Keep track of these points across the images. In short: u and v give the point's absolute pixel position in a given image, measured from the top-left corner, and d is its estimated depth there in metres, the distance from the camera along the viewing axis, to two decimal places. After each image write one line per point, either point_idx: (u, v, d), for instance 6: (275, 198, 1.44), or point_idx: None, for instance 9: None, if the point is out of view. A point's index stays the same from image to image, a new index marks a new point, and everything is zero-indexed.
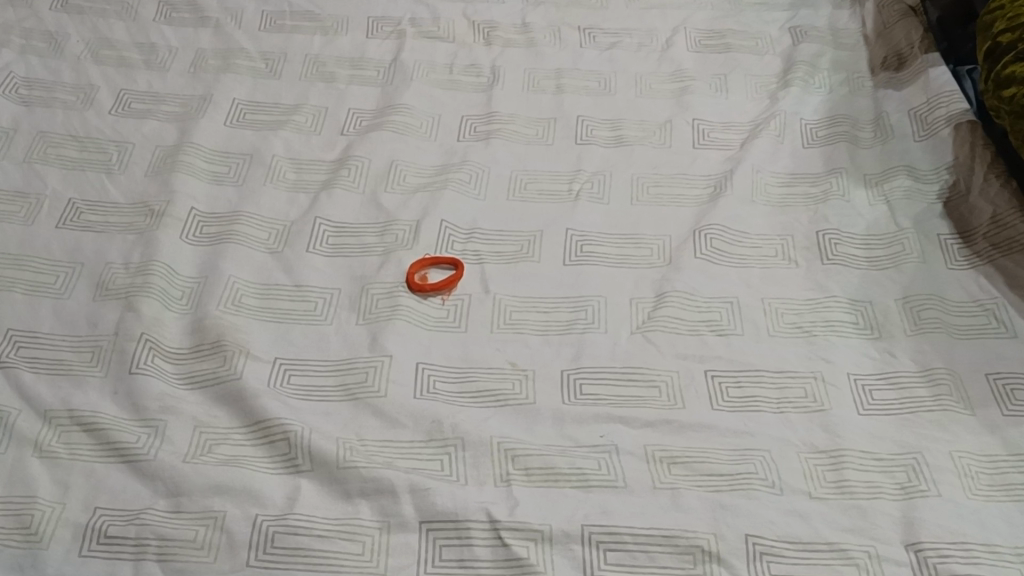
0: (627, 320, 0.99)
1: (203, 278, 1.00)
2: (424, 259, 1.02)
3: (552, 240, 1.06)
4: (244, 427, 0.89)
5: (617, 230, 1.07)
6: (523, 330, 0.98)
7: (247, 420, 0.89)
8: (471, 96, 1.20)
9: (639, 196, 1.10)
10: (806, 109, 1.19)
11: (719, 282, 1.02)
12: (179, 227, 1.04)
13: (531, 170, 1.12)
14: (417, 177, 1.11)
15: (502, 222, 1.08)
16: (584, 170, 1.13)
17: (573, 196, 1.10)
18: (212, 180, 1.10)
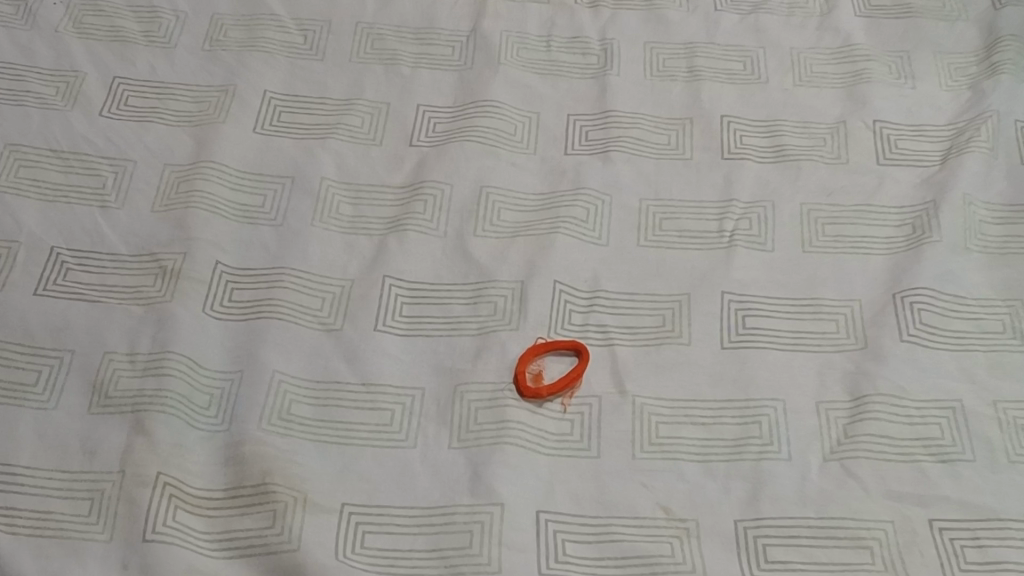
0: (814, 439, 0.73)
1: (237, 375, 0.74)
2: (538, 346, 0.75)
3: (703, 311, 0.79)
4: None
5: (788, 292, 0.80)
6: (676, 457, 0.72)
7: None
8: (578, 87, 0.91)
9: (812, 241, 0.83)
10: (1022, 106, 0.90)
11: (933, 377, 0.76)
12: (202, 297, 0.77)
13: (667, 198, 0.84)
14: (515, 212, 0.83)
15: (634, 280, 0.80)
16: (737, 200, 0.84)
17: (725, 240, 0.82)
18: (241, 217, 0.82)
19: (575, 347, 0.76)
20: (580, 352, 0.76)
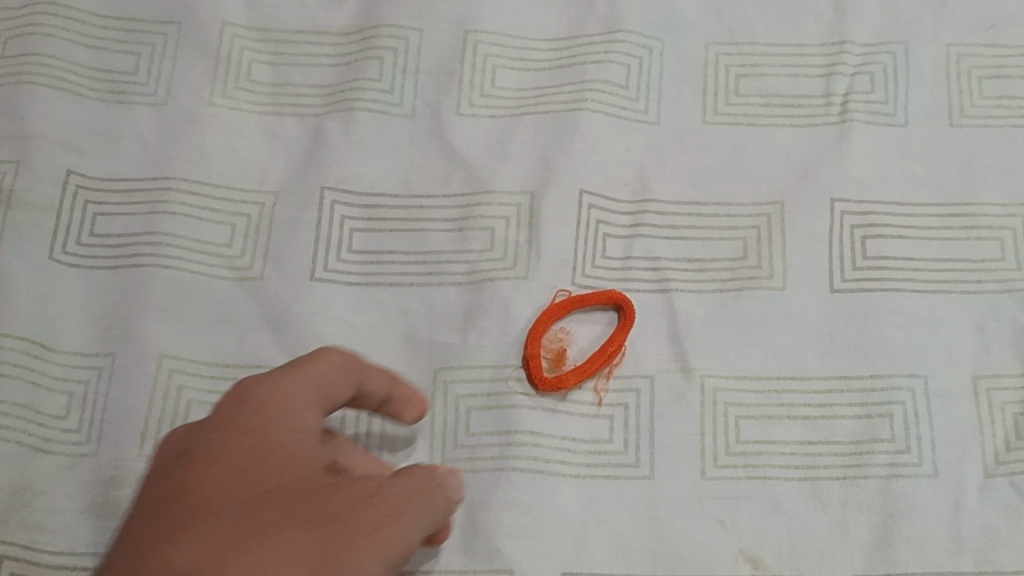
0: (972, 441, 0.49)
1: (107, 365, 0.49)
2: (558, 306, 0.50)
3: (804, 232, 0.53)
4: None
5: (929, 194, 0.53)
6: (766, 475, 0.49)
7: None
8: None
9: (965, 105, 0.55)
10: None
11: None
12: (49, 234, 0.51)
13: (746, 42, 0.56)
14: (518, 74, 0.55)
15: (700, 179, 0.54)
16: (851, 40, 0.56)
17: (834, 110, 0.55)
18: (103, 92, 0.55)
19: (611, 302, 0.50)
20: (620, 307, 0.51)
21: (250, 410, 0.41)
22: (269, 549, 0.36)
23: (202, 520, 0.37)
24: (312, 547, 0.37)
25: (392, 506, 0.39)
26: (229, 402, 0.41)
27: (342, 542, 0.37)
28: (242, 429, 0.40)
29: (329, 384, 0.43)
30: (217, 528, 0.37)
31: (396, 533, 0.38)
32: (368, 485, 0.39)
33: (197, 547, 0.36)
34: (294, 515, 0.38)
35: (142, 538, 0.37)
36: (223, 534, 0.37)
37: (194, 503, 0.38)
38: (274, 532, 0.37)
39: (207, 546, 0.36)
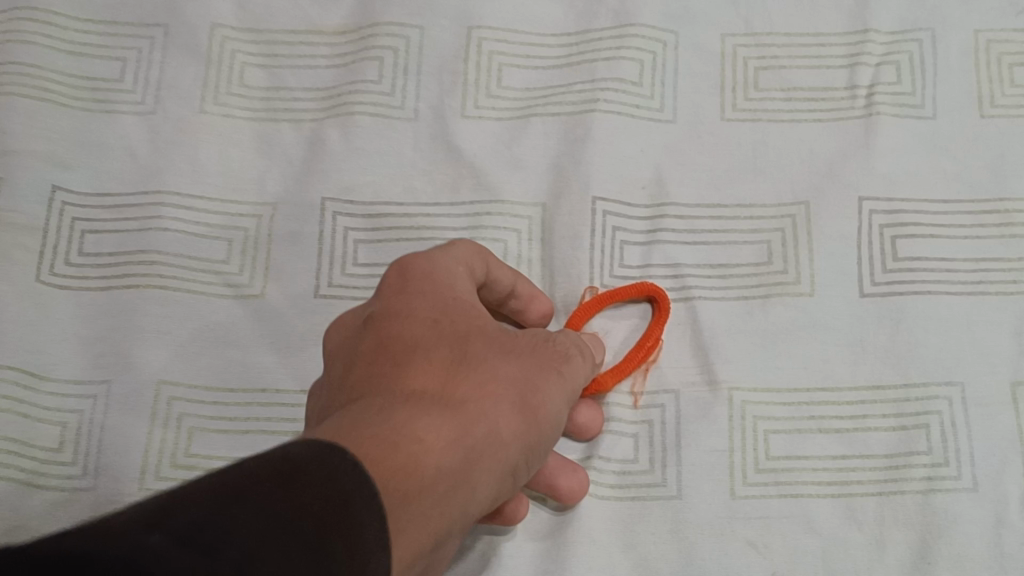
0: (1013, 452, 0.47)
1: (102, 393, 0.47)
2: (592, 300, 0.48)
3: (831, 232, 0.50)
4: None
5: (960, 190, 0.51)
6: (799, 493, 0.46)
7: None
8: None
9: (997, 94, 0.52)
10: None
11: None
12: (36, 256, 0.49)
13: (764, 31, 0.54)
14: (526, 72, 0.53)
15: (720, 179, 0.51)
16: (875, 28, 0.53)
17: (859, 102, 0.52)
18: (88, 101, 0.52)
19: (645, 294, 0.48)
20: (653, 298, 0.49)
21: (419, 281, 0.41)
22: (477, 366, 0.37)
23: (415, 349, 0.37)
24: (522, 373, 0.38)
25: (555, 347, 0.40)
26: (390, 280, 0.42)
27: (523, 367, 0.38)
28: (410, 293, 0.40)
29: (473, 265, 0.44)
30: (435, 356, 0.37)
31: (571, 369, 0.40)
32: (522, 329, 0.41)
33: (422, 371, 0.36)
34: (500, 347, 0.38)
35: (364, 381, 0.36)
36: (435, 361, 0.36)
37: (404, 343, 0.37)
38: (482, 359, 0.37)
39: (433, 371, 0.36)
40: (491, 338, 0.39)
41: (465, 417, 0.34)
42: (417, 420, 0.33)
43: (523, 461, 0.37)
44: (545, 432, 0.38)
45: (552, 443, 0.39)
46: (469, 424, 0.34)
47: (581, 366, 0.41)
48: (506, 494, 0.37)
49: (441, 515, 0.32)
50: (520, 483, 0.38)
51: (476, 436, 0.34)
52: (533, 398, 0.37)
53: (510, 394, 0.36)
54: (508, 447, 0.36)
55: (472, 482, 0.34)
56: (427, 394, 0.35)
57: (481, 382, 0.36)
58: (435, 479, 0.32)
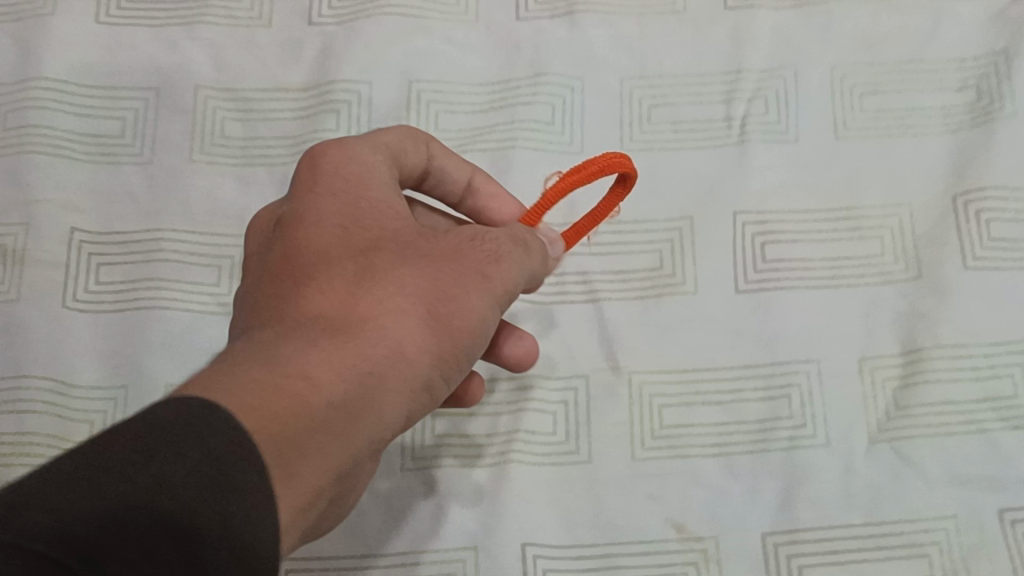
0: (859, 414, 0.58)
1: (120, 395, 0.57)
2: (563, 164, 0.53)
3: (712, 239, 0.61)
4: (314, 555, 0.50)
5: (818, 200, 0.62)
6: (686, 454, 0.57)
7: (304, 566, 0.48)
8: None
9: (848, 120, 0.64)
10: None
11: (1010, 309, 0.59)
12: (61, 286, 0.59)
13: (655, 75, 0.65)
14: (459, 116, 0.64)
15: (620, 200, 0.62)
16: (747, 68, 0.65)
17: (733, 132, 0.63)
18: (96, 155, 0.62)
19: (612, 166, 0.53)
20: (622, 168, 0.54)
21: (330, 176, 0.46)
22: (387, 284, 0.42)
23: (321, 269, 0.42)
24: (431, 282, 0.43)
25: (477, 252, 0.45)
26: (302, 174, 0.47)
27: (431, 277, 0.43)
28: (321, 190, 0.46)
29: (393, 149, 0.49)
30: (344, 272, 0.42)
31: (496, 272, 0.44)
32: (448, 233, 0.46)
33: (327, 292, 0.42)
34: (410, 258, 0.44)
35: (274, 298, 0.42)
36: (337, 287, 0.42)
37: (310, 258, 0.43)
38: (388, 272, 0.43)
39: (332, 295, 0.41)
40: (407, 250, 0.44)
41: (362, 339, 0.40)
42: (307, 360, 0.38)
43: (438, 364, 0.42)
44: (461, 336, 0.43)
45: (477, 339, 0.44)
46: (365, 353, 0.40)
47: (512, 262, 0.46)
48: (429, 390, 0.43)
49: (344, 432, 0.38)
50: (446, 381, 0.44)
51: (372, 363, 0.40)
52: (445, 308, 0.42)
53: (416, 310, 0.42)
54: (415, 356, 0.41)
55: (374, 403, 0.40)
56: (328, 317, 0.41)
57: (390, 300, 0.42)
58: (331, 409, 0.38)
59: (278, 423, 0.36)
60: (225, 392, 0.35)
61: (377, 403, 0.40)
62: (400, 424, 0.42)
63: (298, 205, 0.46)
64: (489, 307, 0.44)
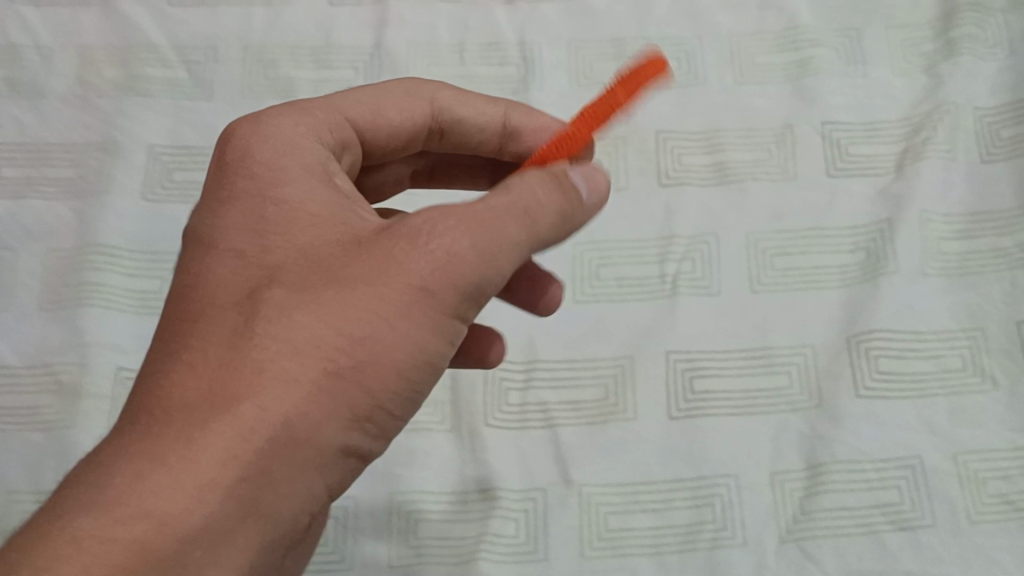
0: (770, 519, 0.69)
1: None
2: None
3: (648, 376, 0.74)
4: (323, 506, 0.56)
5: (736, 342, 0.75)
6: (626, 552, 0.68)
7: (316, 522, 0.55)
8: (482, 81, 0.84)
9: (761, 277, 0.77)
10: (981, 89, 0.83)
11: (893, 433, 0.71)
12: (108, 414, 0.71)
13: (602, 239, 0.79)
14: None
15: (571, 342, 0.75)
16: (677, 234, 0.78)
17: (666, 287, 0.77)
18: (139, 307, 0.75)
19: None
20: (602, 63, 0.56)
21: (239, 171, 0.50)
22: (266, 367, 0.43)
23: (198, 331, 0.45)
24: (311, 335, 0.43)
25: (396, 298, 0.44)
26: (223, 165, 0.51)
27: (314, 335, 0.43)
28: (224, 200, 0.50)
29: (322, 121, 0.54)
30: (226, 332, 0.44)
31: (397, 323, 0.44)
32: (358, 258, 0.45)
33: (202, 372, 0.44)
34: (298, 304, 0.44)
35: (150, 364, 0.45)
36: (205, 358, 0.44)
37: (195, 307, 0.46)
38: (266, 326, 0.44)
39: (202, 370, 0.43)
40: (306, 303, 0.44)
41: (223, 427, 0.42)
42: (155, 476, 0.41)
43: (357, 417, 0.44)
44: (373, 398, 0.44)
45: (419, 371, 0.45)
46: (233, 447, 0.42)
47: (442, 291, 0.44)
48: (365, 435, 0.45)
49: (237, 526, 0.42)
50: (384, 423, 0.46)
51: (245, 450, 0.42)
52: (345, 365, 0.43)
53: (300, 373, 0.43)
54: (316, 423, 0.43)
55: (257, 490, 0.42)
56: (192, 401, 0.43)
57: (277, 371, 0.43)
58: (206, 530, 0.41)
59: (137, 564, 0.39)
60: (62, 546, 0.39)
61: (279, 482, 0.43)
62: (334, 473, 0.45)
63: (205, 221, 0.49)
64: (414, 348, 0.44)
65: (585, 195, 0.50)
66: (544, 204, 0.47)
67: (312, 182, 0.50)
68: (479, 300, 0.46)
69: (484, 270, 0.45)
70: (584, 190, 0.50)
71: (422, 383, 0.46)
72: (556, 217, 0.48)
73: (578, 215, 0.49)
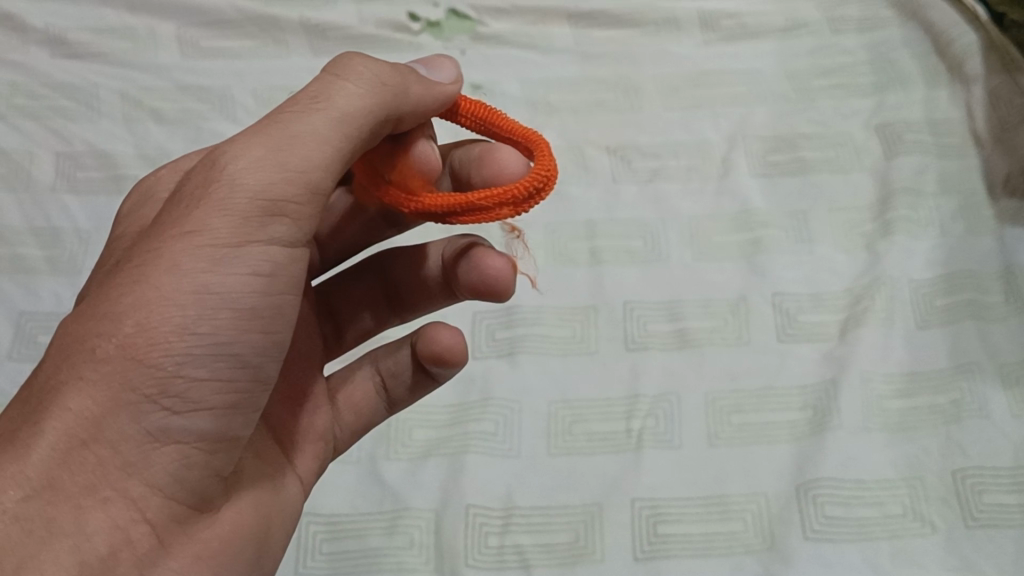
0: None
1: None
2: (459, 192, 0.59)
3: (615, 522, 0.80)
4: (291, 484, 0.65)
5: (696, 491, 0.82)
6: None
7: (253, 511, 0.59)
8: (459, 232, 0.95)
9: (718, 432, 0.85)
10: (916, 264, 0.93)
11: (841, 572, 0.77)
12: None
13: (575, 398, 0.87)
14: (427, 430, 0.86)
15: (545, 491, 0.82)
16: (642, 393, 0.87)
17: (632, 441, 0.85)
18: None
19: (551, 173, 0.59)
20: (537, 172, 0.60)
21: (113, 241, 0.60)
22: (42, 392, 0.48)
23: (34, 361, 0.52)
24: (93, 303, 0.50)
25: (169, 244, 0.50)
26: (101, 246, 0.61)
27: (92, 304, 0.50)
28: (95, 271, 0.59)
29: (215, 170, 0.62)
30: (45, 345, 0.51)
31: (160, 280, 0.49)
32: (129, 255, 0.51)
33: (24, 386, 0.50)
34: (92, 292, 0.51)
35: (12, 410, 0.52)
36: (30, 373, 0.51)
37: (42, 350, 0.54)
38: (65, 323, 0.51)
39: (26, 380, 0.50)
40: (84, 311, 0.50)
41: (28, 408, 0.48)
42: None
43: (145, 387, 0.48)
44: (151, 364, 0.49)
45: (199, 313, 0.50)
46: (28, 418, 0.47)
47: (208, 224, 0.51)
48: (168, 404, 0.49)
49: (49, 539, 0.45)
50: (187, 382, 0.50)
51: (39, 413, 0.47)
52: (111, 344, 0.48)
53: (83, 336, 0.49)
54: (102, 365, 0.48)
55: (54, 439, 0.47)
56: (14, 406, 0.49)
57: (55, 383, 0.48)
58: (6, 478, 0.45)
59: None
60: None
61: (80, 483, 0.46)
62: (150, 455, 0.49)
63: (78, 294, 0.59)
64: (182, 295, 0.50)
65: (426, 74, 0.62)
66: (326, 104, 0.55)
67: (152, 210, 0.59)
68: (256, 214, 0.52)
69: (249, 181, 0.52)
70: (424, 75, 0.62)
71: (217, 327, 0.51)
72: (352, 111, 0.55)
73: (376, 95, 0.56)
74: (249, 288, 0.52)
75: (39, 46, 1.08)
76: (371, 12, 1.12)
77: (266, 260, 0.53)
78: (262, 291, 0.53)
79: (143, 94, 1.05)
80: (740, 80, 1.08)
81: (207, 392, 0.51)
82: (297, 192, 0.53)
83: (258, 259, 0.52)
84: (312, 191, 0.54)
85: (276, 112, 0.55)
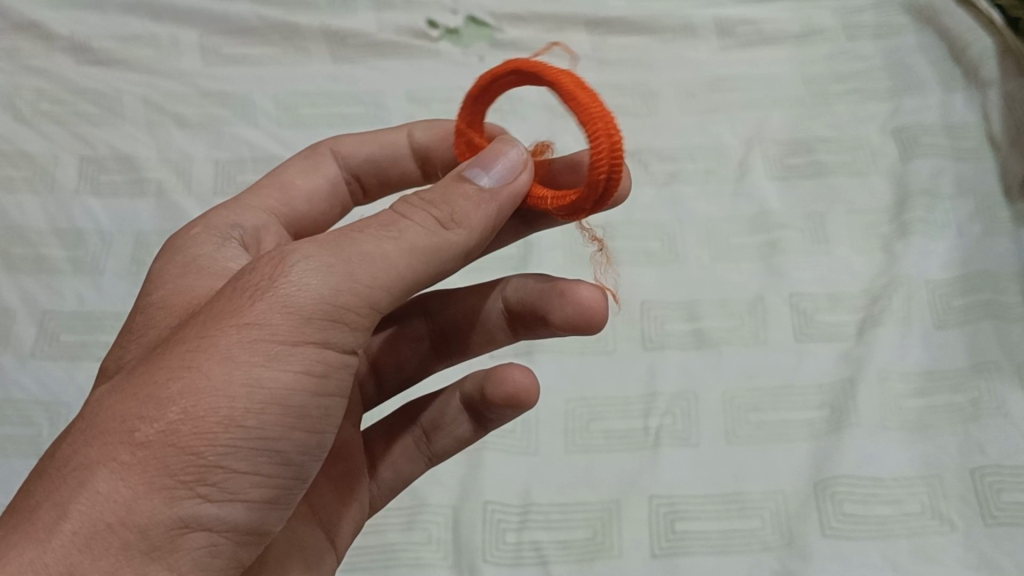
0: None
1: None
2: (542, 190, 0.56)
3: (632, 518, 0.80)
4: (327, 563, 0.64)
5: (713, 488, 0.82)
6: None
7: None
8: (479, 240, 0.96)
9: (735, 430, 0.85)
10: (934, 264, 0.93)
11: (858, 570, 0.77)
12: None
13: (592, 396, 0.87)
14: None
15: (563, 487, 0.83)
16: (660, 390, 0.87)
17: (650, 439, 0.85)
18: None
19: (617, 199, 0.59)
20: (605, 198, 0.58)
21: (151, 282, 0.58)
22: (76, 468, 0.44)
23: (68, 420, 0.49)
24: (135, 383, 0.46)
25: (226, 334, 0.46)
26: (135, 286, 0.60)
27: (134, 382, 0.46)
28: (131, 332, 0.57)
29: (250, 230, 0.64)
30: (84, 409, 0.48)
31: (210, 368, 0.45)
32: (183, 332, 0.48)
33: (53, 455, 0.47)
34: (137, 368, 0.48)
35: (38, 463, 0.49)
36: (63, 438, 0.47)
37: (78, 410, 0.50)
38: (102, 397, 0.47)
39: (58, 446, 0.47)
40: (125, 386, 0.46)
41: (58, 480, 0.45)
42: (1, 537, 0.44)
43: (182, 477, 0.45)
44: (192, 458, 0.45)
45: (248, 408, 0.46)
46: (57, 496, 0.44)
47: (266, 309, 0.47)
48: (204, 495, 0.46)
49: None
50: (225, 479, 0.46)
51: (67, 492, 0.44)
52: (151, 431, 0.44)
53: (121, 417, 0.45)
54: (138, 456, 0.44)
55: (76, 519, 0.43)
56: (44, 471, 0.46)
57: (88, 462, 0.44)
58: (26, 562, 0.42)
59: None
60: None
61: (102, 570, 0.43)
62: (180, 547, 0.45)
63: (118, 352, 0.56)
64: (231, 389, 0.45)
65: (485, 180, 0.53)
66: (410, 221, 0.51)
67: (190, 273, 0.58)
68: (318, 317, 0.47)
69: (313, 286, 0.47)
70: (484, 186, 0.52)
71: (262, 424, 0.47)
72: (427, 241, 0.50)
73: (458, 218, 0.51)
74: (300, 387, 0.48)
75: (63, 53, 1.10)
76: (390, 19, 1.13)
77: (319, 361, 0.48)
78: (314, 389, 0.49)
79: (166, 100, 1.07)
80: (757, 84, 1.08)
81: (247, 487, 0.48)
82: (356, 296, 0.48)
83: (312, 360, 0.48)
84: (371, 296, 0.49)
85: (356, 224, 0.51)
